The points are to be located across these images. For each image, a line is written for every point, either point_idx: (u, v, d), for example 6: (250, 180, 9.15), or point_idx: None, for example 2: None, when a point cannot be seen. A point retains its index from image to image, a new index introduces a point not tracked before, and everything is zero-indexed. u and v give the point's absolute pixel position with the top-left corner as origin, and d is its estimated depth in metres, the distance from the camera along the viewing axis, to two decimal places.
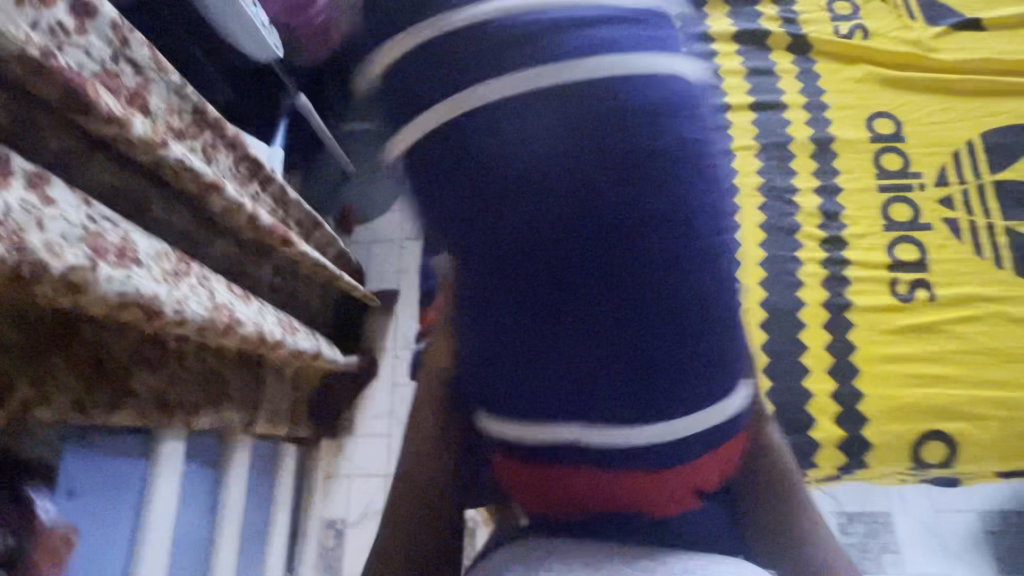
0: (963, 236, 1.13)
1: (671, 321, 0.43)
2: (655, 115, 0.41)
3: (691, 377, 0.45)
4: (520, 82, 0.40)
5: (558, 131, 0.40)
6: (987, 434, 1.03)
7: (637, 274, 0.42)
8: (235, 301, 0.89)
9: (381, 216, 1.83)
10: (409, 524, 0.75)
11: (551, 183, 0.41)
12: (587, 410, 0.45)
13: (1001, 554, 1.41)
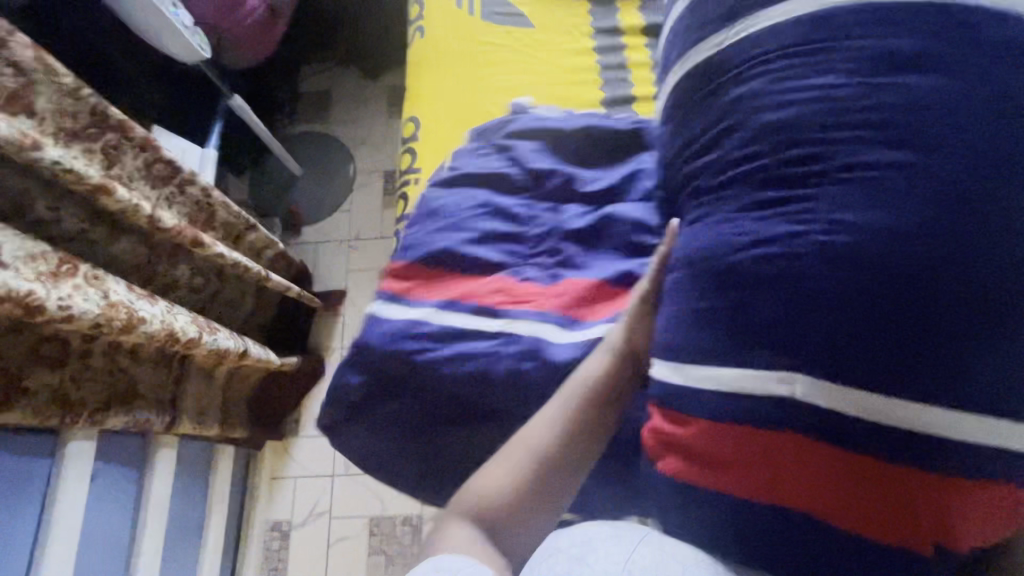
0: None
1: (944, 282, 0.40)
2: (973, 46, 0.43)
3: (956, 365, 0.41)
4: (812, 10, 0.48)
5: (848, 53, 0.46)
6: None
7: (905, 215, 0.42)
8: (137, 299, 0.88)
9: (331, 216, 1.83)
10: (510, 490, 0.61)
11: (829, 98, 0.46)
12: (980, 319, 0.40)
13: None
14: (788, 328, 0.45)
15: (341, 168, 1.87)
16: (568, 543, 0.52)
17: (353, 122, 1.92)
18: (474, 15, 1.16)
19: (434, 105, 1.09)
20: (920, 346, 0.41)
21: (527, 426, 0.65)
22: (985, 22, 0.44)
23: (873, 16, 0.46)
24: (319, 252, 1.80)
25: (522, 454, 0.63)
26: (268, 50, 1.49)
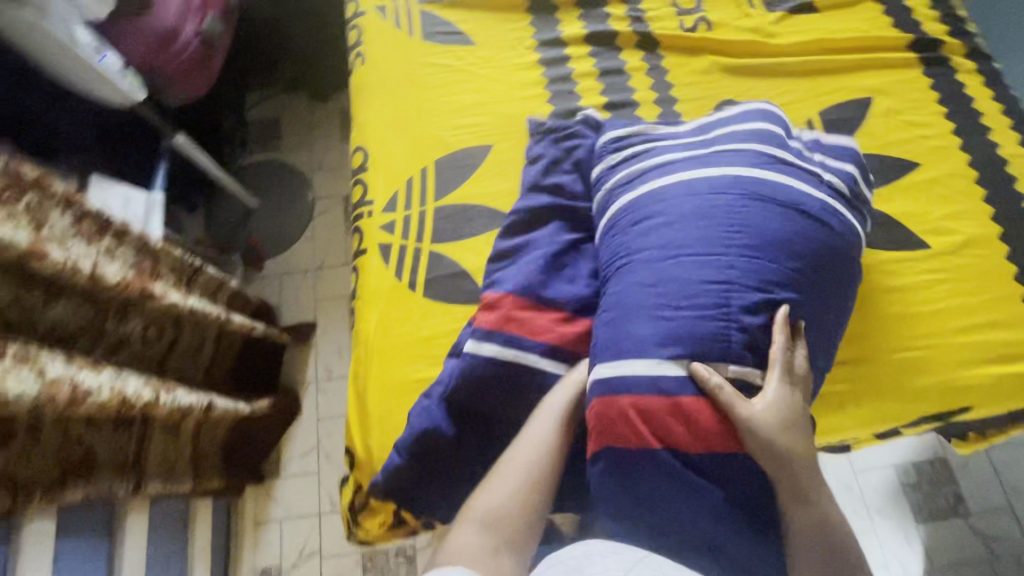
0: None
1: (657, 289, 0.67)
2: (667, 168, 0.76)
3: (680, 340, 0.64)
4: (602, 168, 0.84)
5: (613, 188, 0.80)
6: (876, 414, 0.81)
7: (632, 258, 0.71)
8: (78, 371, 0.89)
9: (292, 246, 1.78)
10: (510, 504, 0.62)
11: (606, 213, 0.79)
12: (711, 315, 0.64)
13: (920, 505, 1.47)
14: (671, 323, 0.65)
15: (299, 196, 1.82)
16: (636, 556, 0.50)
17: (306, 147, 1.88)
18: (413, 36, 1.14)
19: (381, 131, 1.06)
20: (711, 338, 0.64)
21: (513, 448, 0.68)
22: (668, 156, 0.77)
23: (619, 167, 0.81)
24: (284, 284, 1.75)
25: (514, 477, 0.65)
26: (208, 84, 1.40)
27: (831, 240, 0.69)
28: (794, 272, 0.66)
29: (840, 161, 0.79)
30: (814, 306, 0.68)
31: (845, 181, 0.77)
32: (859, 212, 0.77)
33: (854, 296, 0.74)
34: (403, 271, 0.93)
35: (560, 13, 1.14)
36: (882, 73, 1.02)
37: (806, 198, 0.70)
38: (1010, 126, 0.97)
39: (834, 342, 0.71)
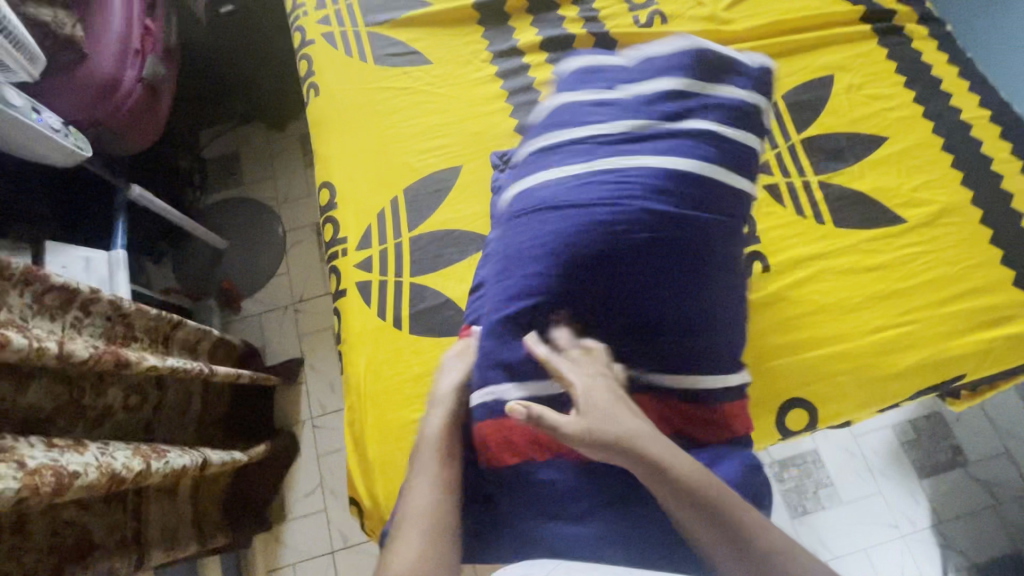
0: (786, 199, 0.92)
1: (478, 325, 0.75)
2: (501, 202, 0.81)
3: (483, 365, 0.70)
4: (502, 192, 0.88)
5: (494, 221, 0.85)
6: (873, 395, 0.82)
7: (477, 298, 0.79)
8: (61, 454, 0.81)
9: (270, 282, 1.73)
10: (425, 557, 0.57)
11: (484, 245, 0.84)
12: (501, 336, 0.70)
13: (920, 461, 1.50)
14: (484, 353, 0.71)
15: (268, 231, 1.77)
16: (545, 573, 0.53)
17: (271, 178, 1.82)
18: (366, 60, 1.10)
19: (345, 163, 1.03)
20: (511, 357, 0.68)
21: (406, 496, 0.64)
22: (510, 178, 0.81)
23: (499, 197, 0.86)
24: (264, 322, 1.70)
25: (422, 522, 0.61)
26: (157, 129, 1.33)
27: (612, 202, 0.66)
28: (573, 257, 0.65)
29: (652, 97, 0.75)
30: (619, 276, 0.65)
31: (648, 121, 0.72)
32: (689, 133, 0.71)
33: (701, 230, 0.66)
34: (386, 309, 0.91)
35: (514, 22, 1.12)
36: (840, 49, 1.03)
37: (579, 180, 0.69)
38: (969, 88, 0.98)
39: (694, 292, 0.66)
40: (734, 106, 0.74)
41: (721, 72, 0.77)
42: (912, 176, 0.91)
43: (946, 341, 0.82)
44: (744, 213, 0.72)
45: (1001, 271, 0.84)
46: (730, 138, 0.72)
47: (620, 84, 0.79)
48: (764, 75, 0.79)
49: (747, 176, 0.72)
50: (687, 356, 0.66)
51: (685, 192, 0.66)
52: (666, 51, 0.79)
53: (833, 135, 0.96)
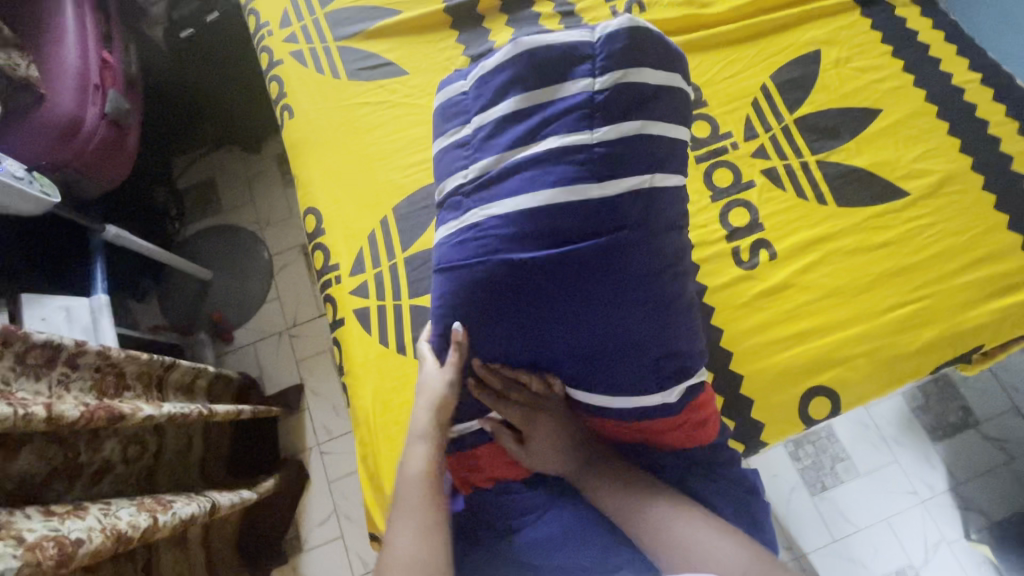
0: (785, 183, 0.90)
1: None
2: None
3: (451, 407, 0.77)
4: None
5: None
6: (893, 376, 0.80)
7: None
8: (62, 523, 0.77)
9: (261, 310, 1.68)
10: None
11: None
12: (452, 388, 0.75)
13: (931, 425, 1.51)
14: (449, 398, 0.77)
15: (253, 257, 1.72)
16: None
17: (250, 203, 1.77)
18: (339, 76, 1.06)
19: (329, 187, 0.99)
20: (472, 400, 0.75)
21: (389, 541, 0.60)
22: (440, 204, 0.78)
23: None
24: (258, 352, 1.65)
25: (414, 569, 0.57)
26: (127, 168, 1.26)
27: (475, 256, 0.64)
28: (463, 313, 0.67)
29: (497, 126, 0.67)
30: (509, 324, 0.65)
31: (499, 155, 0.65)
32: (542, 155, 0.62)
33: (571, 265, 0.60)
34: (388, 335, 0.87)
35: (489, 23, 1.08)
36: (823, 23, 1.01)
37: (452, 240, 0.68)
38: (957, 52, 0.96)
39: (593, 318, 0.62)
40: (585, 102, 0.61)
41: (567, 64, 0.64)
42: (908, 148, 0.90)
43: (960, 315, 0.80)
44: (642, 216, 0.60)
45: (1009, 237, 0.83)
46: (592, 143, 0.60)
47: (470, 114, 0.71)
48: (619, 41, 0.61)
49: (630, 174, 0.59)
50: (633, 367, 0.63)
51: (541, 232, 0.61)
52: (495, 59, 0.68)
53: (826, 112, 0.94)
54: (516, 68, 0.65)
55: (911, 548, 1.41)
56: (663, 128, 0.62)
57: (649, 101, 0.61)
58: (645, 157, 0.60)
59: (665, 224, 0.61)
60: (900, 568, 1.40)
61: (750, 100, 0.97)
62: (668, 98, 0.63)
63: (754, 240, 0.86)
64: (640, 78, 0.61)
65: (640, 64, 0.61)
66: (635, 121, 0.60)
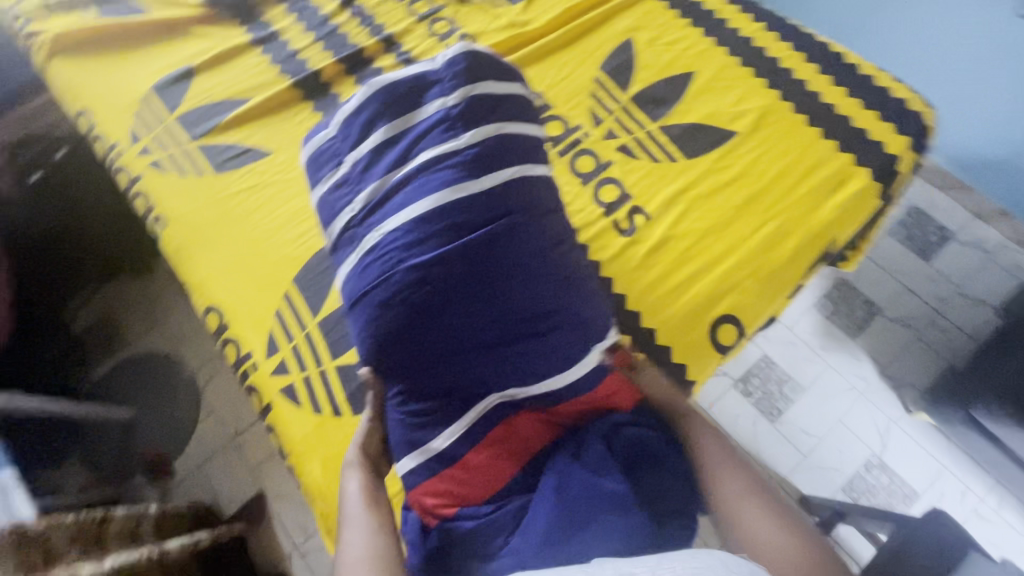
0: (638, 153, 1.00)
1: None
2: None
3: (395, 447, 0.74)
4: None
5: None
6: (779, 285, 0.90)
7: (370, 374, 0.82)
8: None
9: (196, 430, 1.59)
10: None
11: None
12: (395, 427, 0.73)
13: (847, 324, 1.67)
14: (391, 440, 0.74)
15: (174, 379, 1.63)
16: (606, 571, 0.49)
17: (156, 325, 1.69)
18: (205, 173, 1.07)
19: (223, 280, 0.98)
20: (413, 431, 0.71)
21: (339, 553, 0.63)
22: None
23: None
24: (206, 473, 1.54)
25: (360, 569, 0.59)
26: None
27: (383, 271, 0.68)
28: (384, 336, 0.68)
29: (372, 157, 0.77)
30: (432, 334, 0.66)
31: (381, 179, 0.74)
32: (422, 167, 0.72)
33: (474, 253, 0.66)
34: (320, 402, 0.87)
35: (338, 87, 1.14)
36: (627, 15, 1.15)
37: (357, 268, 0.72)
38: (739, 10, 1.13)
39: (508, 296, 0.66)
40: (444, 117, 0.75)
41: (418, 94, 0.79)
42: (726, 95, 1.03)
43: (814, 218, 0.92)
44: (520, 198, 0.70)
45: (827, 144, 0.97)
46: (461, 148, 0.72)
47: (342, 156, 0.80)
48: (461, 63, 0.78)
49: (503, 166, 0.71)
50: (558, 340, 0.68)
51: (439, 231, 0.68)
52: (355, 103, 0.80)
53: (653, 86, 1.06)
54: (377, 107, 0.79)
55: (868, 438, 1.54)
56: (519, 128, 0.76)
57: (498, 106, 0.76)
58: (508, 147, 0.73)
59: (545, 208, 0.73)
60: (865, 459, 1.52)
61: (588, 92, 1.07)
62: (513, 103, 0.78)
63: (630, 208, 0.94)
64: (485, 89, 0.77)
65: (482, 78, 0.78)
66: (492, 123, 0.74)
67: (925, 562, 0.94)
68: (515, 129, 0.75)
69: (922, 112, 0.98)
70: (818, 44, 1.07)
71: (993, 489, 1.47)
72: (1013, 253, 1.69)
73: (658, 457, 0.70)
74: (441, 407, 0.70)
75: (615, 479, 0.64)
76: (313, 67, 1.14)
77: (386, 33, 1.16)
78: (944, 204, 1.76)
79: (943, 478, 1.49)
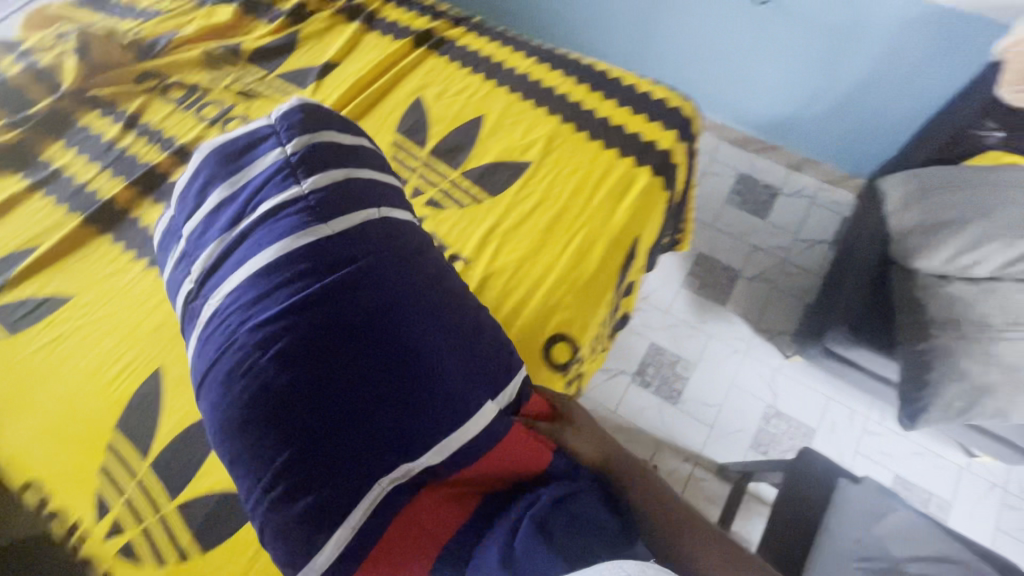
0: (444, 202, 1.03)
1: None
2: None
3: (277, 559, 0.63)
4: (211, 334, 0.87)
5: None
6: (598, 292, 0.95)
7: None
8: None
9: None
10: None
11: None
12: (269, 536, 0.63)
13: (714, 293, 1.79)
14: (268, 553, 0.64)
15: None
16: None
17: None
18: None
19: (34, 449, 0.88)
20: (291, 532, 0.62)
21: None
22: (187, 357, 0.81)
23: None
24: None
25: None
26: None
27: (226, 337, 0.67)
28: (238, 408, 0.63)
29: (208, 219, 0.77)
30: (297, 392, 0.63)
31: (220, 238, 0.74)
32: (257, 225, 0.73)
33: (328, 299, 0.68)
34: (163, 552, 0.79)
35: (138, 210, 1.09)
36: (413, 77, 1.21)
37: (200, 343, 0.69)
38: (512, 51, 1.22)
39: (373, 334, 0.68)
40: (284, 166, 0.78)
41: (251, 149, 0.82)
42: (515, 129, 1.10)
43: (612, 222, 0.99)
44: (372, 237, 0.75)
45: (609, 153, 1.05)
46: (305, 193, 0.76)
47: (183, 224, 0.80)
48: (295, 118, 0.84)
49: (356, 209, 0.76)
50: (437, 367, 0.70)
51: (287, 282, 0.68)
52: (190, 169, 0.83)
53: (449, 136, 1.11)
54: (212, 170, 0.81)
55: (760, 392, 1.65)
56: (369, 173, 0.83)
57: (341, 155, 0.81)
58: (349, 192, 0.78)
59: (406, 248, 0.77)
60: (762, 412, 1.62)
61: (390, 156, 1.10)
62: (360, 152, 0.85)
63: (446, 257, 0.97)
64: (326, 137, 0.83)
65: (323, 127, 0.84)
66: (341, 168, 0.80)
67: (812, 501, 1.00)
68: (364, 174, 0.81)
69: (680, 107, 1.11)
70: (585, 68, 1.18)
71: (873, 403, 1.61)
72: (830, 193, 1.90)
73: (594, 520, 0.66)
74: (328, 488, 0.62)
75: (555, 570, 0.57)
76: (105, 197, 1.09)
77: (177, 145, 1.14)
78: (764, 166, 1.97)
79: (830, 407, 1.62)
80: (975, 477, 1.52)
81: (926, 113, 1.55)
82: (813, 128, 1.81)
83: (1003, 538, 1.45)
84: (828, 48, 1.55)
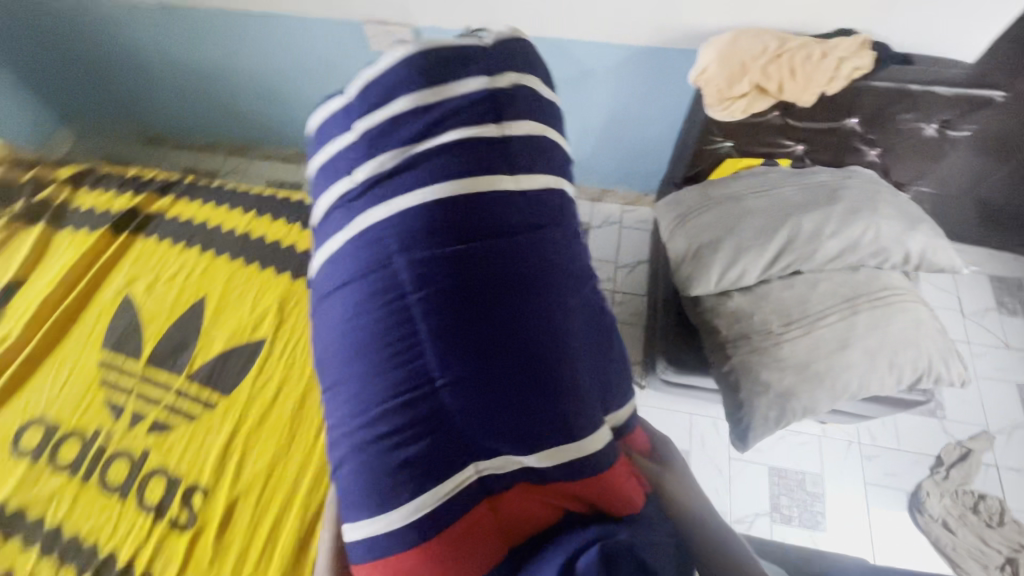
0: (171, 420, 1.00)
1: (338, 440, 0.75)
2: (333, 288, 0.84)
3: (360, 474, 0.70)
4: None
5: None
6: None
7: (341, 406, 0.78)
8: None
9: None
10: None
11: None
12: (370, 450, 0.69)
13: None
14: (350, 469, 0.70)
15: None
16: None
17: None
18: None
19: None
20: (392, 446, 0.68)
21: None
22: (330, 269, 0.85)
23: None
24: None
25: None
26: None
27: (383, 257, 0.70)
28: (397, 326, 0.68)
29: (388, 123, 0.73)
30: (450, 350, 0.68)
31: (392, 153, 0.72)
32: (431, 155, 0.71)
33: (482, 263, 0.70)
34: None
35: None
36: (116, 275, 1.16)
37: (355, 248, 0.72)
38: None
39: (521, 305, 0.70)
40: (483, 99, 0.74)
41: (462, 65, 0.76)
42: (243, 307, 1.14)
43: None
44: (538, 206, 0.75)
45: None
46: (498, 136, 0.74)
47: (367, 112, 0.75)
48: (511, 52, 0.79)
49: (536, 172, 0.76)
50: (581, 342, 0.75)
51: (452, 241, 0.69)
52: (394, 60, 0.75)
53: (165, 337, 1.09)
54: (409, 71, 0.74)
55: None
56: (557, 136, 0.82)
57: (542, 104, 0.80)
58: (529, 154, 0.75)
59: (567, 232, 0.80)
60: None
61: (99, 381, 1.04)
62: (554, 110, 0.83)
63: (181, 494, 0.93)
64: (536, 87, 0.80)
65: (531, 75, 0.81)
66: (538, 123, 0.78)
67: None
68: (552, 136, 0.81)
69: None
70: None
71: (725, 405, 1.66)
72: (633, 214, 1.97)
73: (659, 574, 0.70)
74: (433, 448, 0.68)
75: None
76: None
77: None
78: None
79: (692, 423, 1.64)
80: (834, 441, 1.60)
81: (672, 133, 1.66)
82: (594, 163, 1.87)
83: (872, 490, 1.53)
84: (569, 95, 1.61)
